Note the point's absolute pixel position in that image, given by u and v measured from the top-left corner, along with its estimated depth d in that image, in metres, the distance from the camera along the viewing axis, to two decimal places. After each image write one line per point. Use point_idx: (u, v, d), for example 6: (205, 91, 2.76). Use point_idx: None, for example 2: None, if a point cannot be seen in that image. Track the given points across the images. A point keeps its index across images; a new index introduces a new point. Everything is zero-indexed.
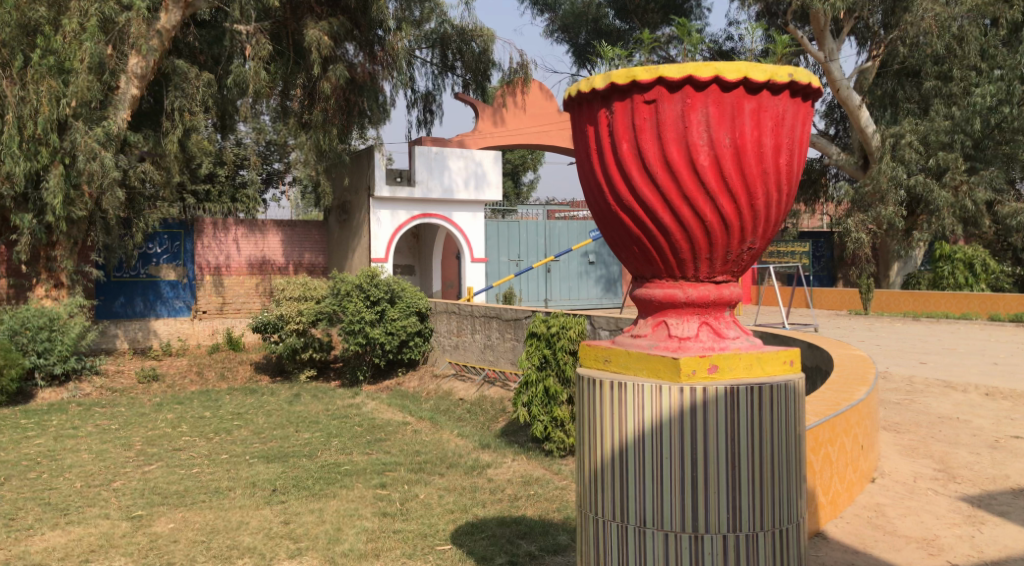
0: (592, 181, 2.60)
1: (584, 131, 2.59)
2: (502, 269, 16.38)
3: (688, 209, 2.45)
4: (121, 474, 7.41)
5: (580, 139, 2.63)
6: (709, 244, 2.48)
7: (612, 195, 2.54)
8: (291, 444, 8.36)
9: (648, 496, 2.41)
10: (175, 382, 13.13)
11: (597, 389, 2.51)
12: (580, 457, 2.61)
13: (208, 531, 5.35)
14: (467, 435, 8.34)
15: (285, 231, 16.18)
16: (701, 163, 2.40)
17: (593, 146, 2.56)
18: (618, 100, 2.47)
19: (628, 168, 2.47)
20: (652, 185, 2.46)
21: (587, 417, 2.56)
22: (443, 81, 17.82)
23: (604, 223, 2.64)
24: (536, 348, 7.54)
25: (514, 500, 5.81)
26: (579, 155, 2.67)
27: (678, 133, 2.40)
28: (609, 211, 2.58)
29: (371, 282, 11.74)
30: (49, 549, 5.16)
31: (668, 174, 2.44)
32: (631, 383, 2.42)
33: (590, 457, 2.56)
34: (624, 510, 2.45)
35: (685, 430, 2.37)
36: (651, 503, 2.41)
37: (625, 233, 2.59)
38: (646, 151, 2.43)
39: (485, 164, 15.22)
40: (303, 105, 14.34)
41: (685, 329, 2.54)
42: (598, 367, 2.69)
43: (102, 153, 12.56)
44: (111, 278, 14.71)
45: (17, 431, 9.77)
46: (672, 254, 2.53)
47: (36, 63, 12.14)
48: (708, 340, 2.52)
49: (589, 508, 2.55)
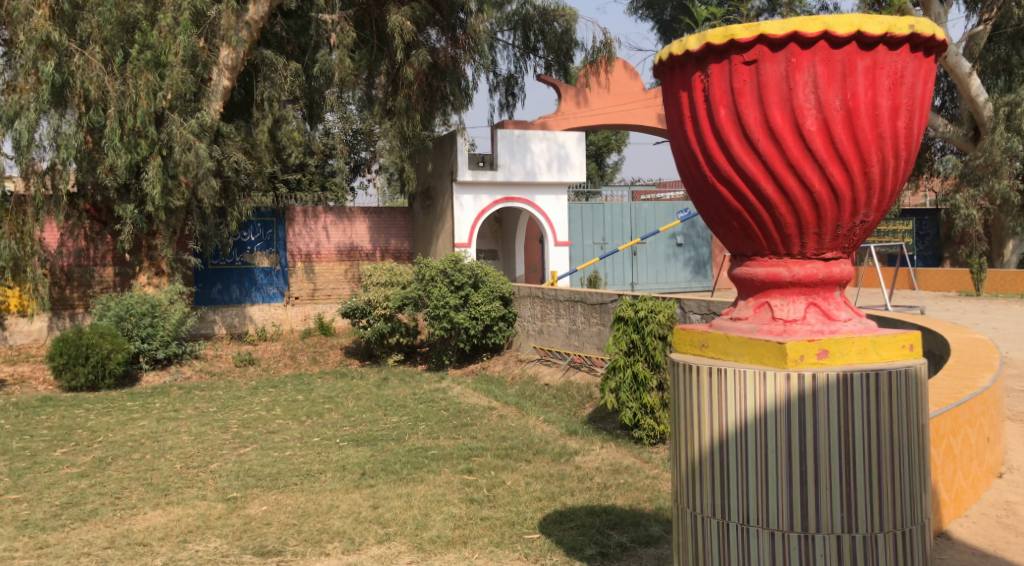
0: (687, 151, 2.45)
1: (679, 98, 2.45)
2: (587, 253, 16.20)
3: (794, 179, 2.28)
4: (218, 456, 7.60)
5: (674, 106, 2.49)
6: (817, 217, 2.31)
7: (709, 166, 2.39)
8: (380, 427, 8.44)
9: (752, 492, 2.26)
10: (270, 365, 13.47)
11: (696, 377, 2.38)
12: (678, 449, 2.48)
13: (300, 514, 5.41)
14: (555, 421, 8.25)
15: (372, 218, 16.36)
16: (808, 127, 2.22)
17: (688, 113, 2.41)
18: (716, 62, 2.31)
19: (727, 135, 2.31)
20: (753, 154, 2.29)
21: (686, 406, 2.43)
22: (526, 63, 17.72)
23: (701, 196, 2.49)
24: (624, 332, 7.36)
25: (604, 489, 5.69)
26: (673, 124, 2.52)
27: (782, 95, 2.22)
28: (706, 182, 2.43)
29: (455, 267, 11.78)
30: (149, 529, 5.29)
31: (771, 140, 2.26)
32: (732, 370, 2.28)
33: (689, 449, 2.43)
34: (725, 505, 2.32)
35: (792, 424, 2.20)
36: (755, 499, 2.26)
37: (724, 207, 2.43)
38: (746, 116, 2.26)
39: (568, 145, 15.04)
40: (387, 93, 14.50)
41: (791, 311, 2.37)
42: (695, 353, 2.55)
43: (197, 144, 12.95)
44: (208, 265, 15.18)
45: (122, 413, 10.17)
46: (776, 229, 2.36)
47: (134, 58, 12.62)
48: (816, 323, 2.34)
49: (689, 503, 2.42)
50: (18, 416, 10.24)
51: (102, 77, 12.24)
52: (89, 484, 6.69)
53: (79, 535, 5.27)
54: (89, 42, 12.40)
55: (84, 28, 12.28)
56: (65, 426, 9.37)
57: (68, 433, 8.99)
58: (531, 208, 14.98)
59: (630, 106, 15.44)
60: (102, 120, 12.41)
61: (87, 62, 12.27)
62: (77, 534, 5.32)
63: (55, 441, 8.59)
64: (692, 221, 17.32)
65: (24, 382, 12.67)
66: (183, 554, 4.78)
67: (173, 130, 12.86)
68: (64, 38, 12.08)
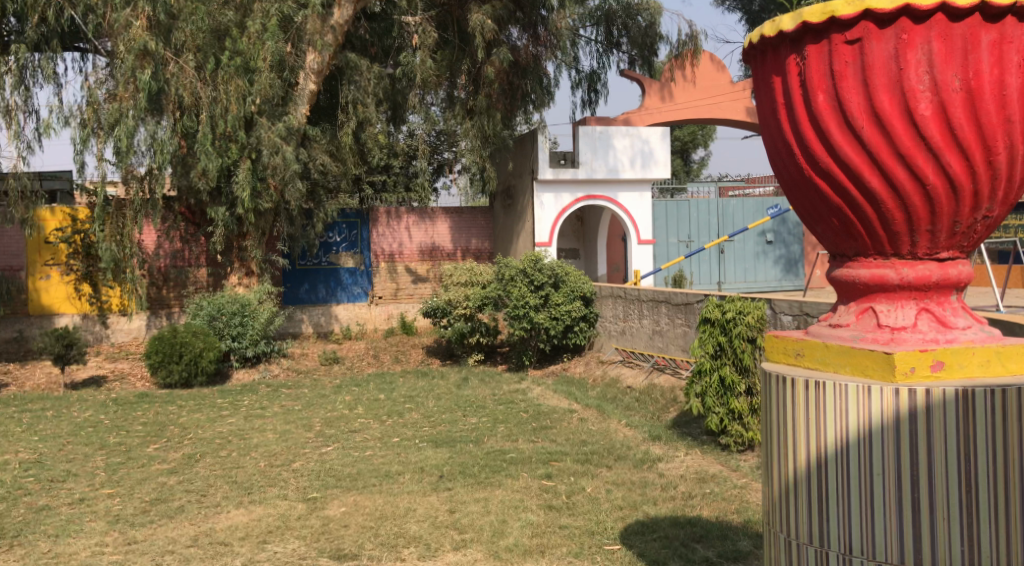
0: (782, 140, 2.27)
1: (771, 84, 2.29)
2: (671, 251, 15.85)
3: (903, 170, 2.07)
4: (301, 455, 7.67)
5: (768, 93, 2.33)
6: (930, 213, 2.09)
7: (805, 156, 2.21)
8: (459, 428, 8.39)
9: (854, 519, 2.06)
10: (354, 364, 13.64)
11: (792, 391, 2.21)
12: (773, 468, 2.31)
13: (377, 517, 5.38)
14: (637, 425, 8.03)
15: (453, 218, 16.39)
16: (921, 111, 2.01)
17: (782, 101, 2.24)
18: (815, 43, 2.14)
19: (826, 123, 2.12)
20: (856, 143, 2.09)
21: (782, 421, 2.25)
22: (609, 58, 17.53)
23: (798, 190, 2.31)
24: (710, 335, 7.13)
25: (688, 499, 5.48)
26: (765, 114, 2.36)
27: (890, 77, 2.03)
28: (803, 175, 2.25)
29: (535, 266, 11.63)
30: (232, 528, 5.35)
31: (877, 127, 2.06)
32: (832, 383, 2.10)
33: (784, 469, 2.25)
34: (824, 532, 2.13)
35: (903, 445, 2.00)
36: (858, 528, 2.06)
37: (822, 204, 2.24)
38: (847, 100, 2.08)
39: (652, 141, 14.68)
40: (468, 92, 14.49)
41: (900, 318, 2.16)
42: (791, 364, 2.38)
43: (284, 147, 13.23)
44: (296, 266, 15.52)
45: (212, 410, 10.43)
46: (882, 227, 2.15)
47: (224, 64, 12.87)
48: (929, 331, 2.13)
49: (784, 527, 2.24)
50: (116, 411, 10.62)
51: (195, 84, 12.59)
52: (177, 481, 6.84)
53: (166, 532, 5.36)
54: (183, 49, 12.76)
55: (178, 36, 12.64)
56: (159, 422, 9.65)
57: (161, 429, 9.24)
58: (613, 205, 14.74)
59: (717, 100, 15.31)
60: (194, 126, 12.77)
61: (181, 69, 12.64)
62: (163, 531, 5.41)
63: (148, 437, 8.84)
64: (782, 218, 16.74)
65: (122, 378, 13.16)
66: (263, 556, 4.79)
67: (261, 134, 13.15)
68: (160, 46, 12.45)
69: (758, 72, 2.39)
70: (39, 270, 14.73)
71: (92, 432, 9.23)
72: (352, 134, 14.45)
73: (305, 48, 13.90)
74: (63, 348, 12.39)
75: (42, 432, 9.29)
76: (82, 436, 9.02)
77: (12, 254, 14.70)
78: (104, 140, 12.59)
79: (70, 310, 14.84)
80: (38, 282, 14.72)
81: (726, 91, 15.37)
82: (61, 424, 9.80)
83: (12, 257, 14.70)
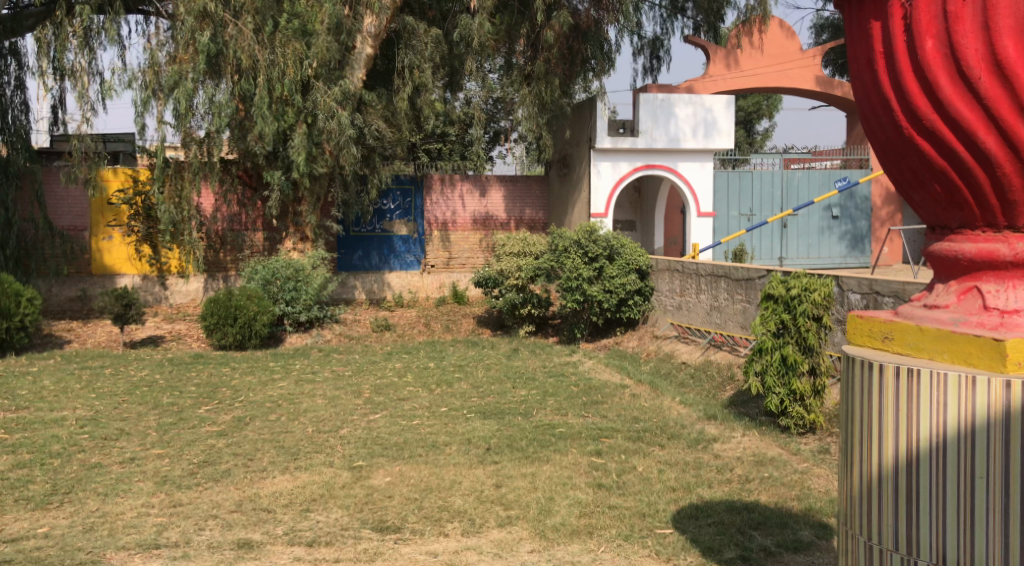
0: (881, 96, 2.20)
1: (868, 34, 2.23)
2: (731, 224, 15.40)
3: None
4: (349, 422, 7.61)
5: (863, 41, 2.26)
6: None
7: (908, 113, 2.13)
8: (508, 400, 8.25)
9: (948, 525, 1.99)
10: (405, 332, 13.60)
11: (880, 385, 2.12)
12: (853, 465, 2.23)
13: (422, 489, 5.28)
14: (692, 404, 7.79)
15: (507, 186, 16.18)
16: None
17: (883, 51, 2.18)
18: None
19: (937, 71, 2.05)
20: (971, 95, 2.02)
21: (866, 414, 2.16)
22: (673, 25, 17.08)
23: (895, 153, 2.23)
24: (773, 312, 6.80)
25: (745, 483, 5.26)
26: (859, 69, 2.29)
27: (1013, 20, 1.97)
28: (903, 134, 2.16)
29: (590, 238, 11.46)
30: (276, 494, 5.31)
31: (996, 77, 1.99)
32: (926, 379, 2.01)
33: (866, 467, 2.18)
34: (915, 537, 2.05)
35: (1011, 439, 1.91)
36: (953, 534, 1.99)
37: (926, 165, 2.16)
38: (962, 45, 2.01)
39: (716, 109, 14.20)
40: (527, 56, 14.18)
41: (1010, 300, 2.07)
42: (878, 347, 2.30)
43: (340, 112, 13.16)
44: (350, 232, 15.53)
45: (265, 373, 10.48)
46: (994, 191, 2.08)
47: (283, 27, 13.10)
48: None
49: (866, 530, 2.17)
50: (172, 371, 10.74)
51: (253, 47, 12.55)
52: (226, 443, 6.84)
53: (211, 496, 5.33)
54: (242, 11, 12.72)
55: None
56: (212, 384, 9.72)
57: (214, 391, 9.30)
58: (672, 176, 14.36)
59: (784, 67, 15.43)
60: (252, 89, 12.72)
61: (240, 32, 12.60)
62: (208, 494, 5.39)
63: (200, 398, 8.89)
64: (849, 192, 16.15)
65: (179, 339, 13.34)
66: (305, 524, 4.72)
67: (318, 99, 13.09)
68: (219, 9, 12.49)
69: (849, 26, 2.33)
70: (103, 231, 15.01)
71: (148, 391, 9.32)
72: (408, 100, 14.18)
73: (363, 11, 13.74)
74: (123, 307, 12.57)
75: (99, 390, 9.43)
76: (137, 394, 9.12)
77: (77, 214, 14.96)
78: (164, 102, 12.63)
79: (131, 271, 15.10)
80: (100, 242, 15.01)
81: (794, 58, 15.47)
82: (118, 383, 9.95)
83: (76, 216, 14.95)
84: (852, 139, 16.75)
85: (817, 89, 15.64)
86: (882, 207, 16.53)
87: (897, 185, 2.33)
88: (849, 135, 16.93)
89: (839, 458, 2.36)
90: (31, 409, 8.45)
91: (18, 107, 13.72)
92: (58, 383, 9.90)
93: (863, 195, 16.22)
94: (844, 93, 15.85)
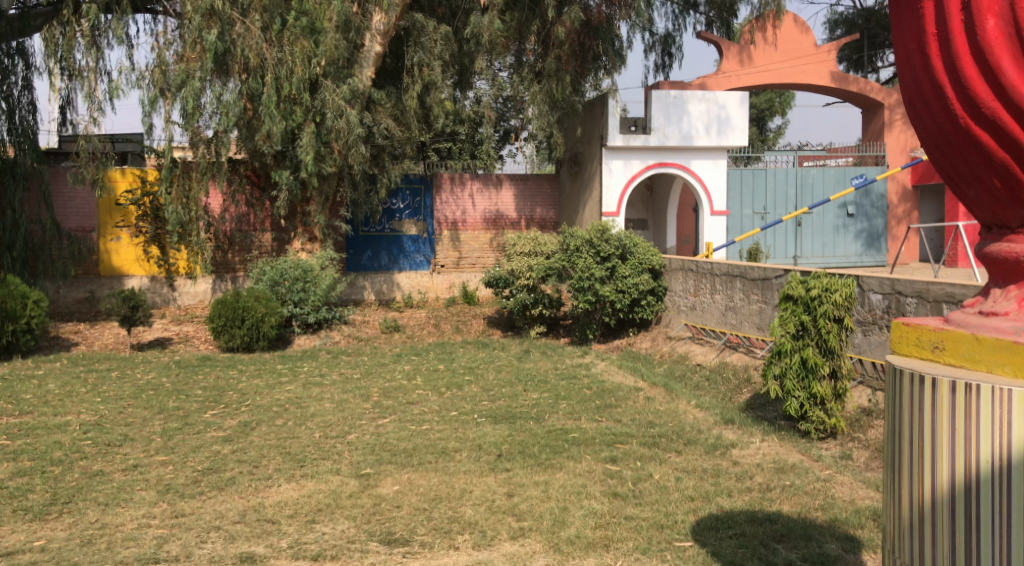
0: (936, 85, 2.47)
1: (925, 27, 2.50)
2: (745, 223, 15.16)
3: None
4: (357, 427, 7.45)
5: (914, 27, 2.55)
6: None
7: (965, 100, 2.41)
8: (519, 404, 8.08)
9: (1003, 540, 2.27)
10: (415, 333, 13.43)
11: (938, 412, 2.40)
12: (911, 482, 2.51)
13: (432, 498, 5.12)
14: (709, 407, 7.61)
15: (518, 185, 16.00)
16: None
17: (941, 41, 2.46)
18: None
19: (998, 55, 2.34)
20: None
21: (925, 437, 2.44)
22: (685, 20, 16.89)
23: (949, 139, 2.50)
24: (792, 314, 6.60)
25: (766, 491, 5.07)
26: (912, 60, 2.56)
27: None
28: (958, 121, 2.44)
29: (602, 237, 11.27)
30: (280, 504, 5.15)
31: None
32: (984, 408, 2.29)
33: (925, 484, 2.46)
34: (971, 549, 2.33)
35: None
36: (1007, 548, 2.26)
37: (980, 150, 2.43)
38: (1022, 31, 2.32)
39: (729, 106, 13.98)
40: (537, 53, 14.15)
41: None
42: (936, 360, 2.57)
43: (348, 110, 13.02)
44: (359, 232, 15.37)
45: (272, 376, 10.33)
46: None
47: (291, 25, 12.91)
48: None
49: (926, 542, 2.45)
50: (179, 374, 10.61)
51: (260, 45, 12.43)
52: (231, 450, 6.69)
53: (215, 506, 5.18)
54: (250, 9, 12.60)
55: None
56: (219, 387, 9.58)
57: (220, 395, 9.16)
58: (685, 173, 14.15)
59: (798, 63, 15.24)
60: (260, 87, 12.59)
61: (248, 30, 12.48)
62: (212, 504, 5.24)
63: (206, 402, 8.75)
64: (865, 190, 15.91)
65: (187, 341, 13.22)
66: (309, 537, 4.56)
67: (326, 97, 12.95)
68: (227, 7, 12.35)
69: (900, 22, 2.61)
70: (110, 232, 14.93)
71: (154, 395, 9.19)
72: (417, 98, 14.07)
73: (372, 8, 13.59)
74: (129, 309, 12.45)
75: (105, 394, 9.30)
76: (143, 398, 8.99)
77: (85, 215, 14.87)
78: (171, 101, 12.53)
79: (139, 272, 15.00)
80: (108, 243, 14.92)
81: (808, 54, 15.27)
82: (124, 386, 9.82)
83: (84, 217, 14.86)
84: (868, 136, 16.51)
85: (831, 85, 15.46)
86: (898, 204, 16.32)
87: (944, 170, 2.60)
88: (865, 132, 16.69)
89: (894, 473, 2.64)
90: (35, 414, 8.33)
91: (25, 107, 13.46)
92: (63, 387, 9.78)
93: (879, 193, 15.99)
94: (859, 89, 15.65)
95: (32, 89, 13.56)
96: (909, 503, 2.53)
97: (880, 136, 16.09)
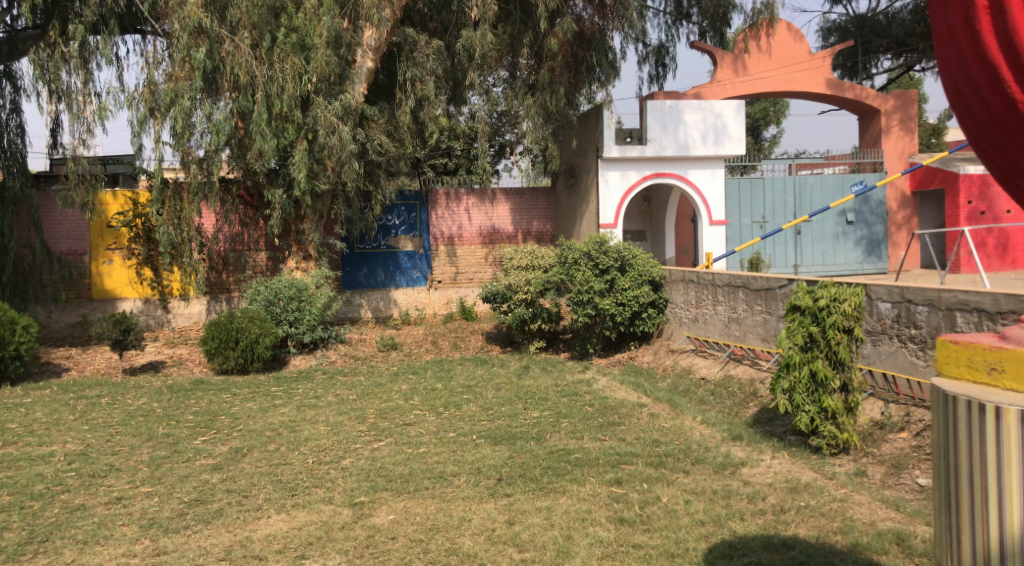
0: (990, 71, 2.72)
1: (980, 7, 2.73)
2: (744, 232, 15.02)
3: None
4: (351, 451, 7.20)
5: (961, 5, 2.78)
6: None
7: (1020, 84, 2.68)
8: (519, 424, 7.82)
9: None
10: (412, 350, 13.19)
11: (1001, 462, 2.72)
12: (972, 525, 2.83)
13: (428, 528, 4.92)
14: (716, 423, 7.36)
15: (513, 199, 15.78)
16: None
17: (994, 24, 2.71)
18: None
19: None
20: None
21: (988, 485, 2.76)
22: (678, 31, 16.85)
23: (1000, 126, 2.76)
24: (800, 325, 6.37)
25: (780, 514, 4.82)
26: (962, 41, 2.79)
27: None
28: (1013, 105, 2.70)
29: (600, 249, 11.08)
30: (269, 538, 4.98)
31: None
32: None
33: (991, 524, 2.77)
34: None
35: None
36: None
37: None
38: None
39: (726, 115, 13.80)
40: (531, 66, 13.88)
41: None
42: (983, 378, 2.91)
43: (340, 126, 12.82)
44: (354, 249, 15.13)
45: (266, 398, 10.09)
46: None
47: (281, 43, 12.68)
48: None
49: None
50: (171, 399, 10.37)
51: (250, 63, 12.27)
52: (220, 479, 6.44)
53: (199, 543, 5.00)
54: (238, 27, 12.45)
55: (234, 13, 12.33)
56: (211, 412, 9.33)
57: (212, 420, 8.91)
58: (683, 184, 13.95)
59: (793, 71, 15.05)
60: (250, 105, 12.40)
61: (237, 48, 12.33)
62: (197, 540, 5.07)
63: (197, 428, 8.50)
64: (865, 196, 15.69)
65: (181, 364, 12.98)
66: None
67: (317, 114, 12.76)
68: (215, 24, 12.20)
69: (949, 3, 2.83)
70: (102, 254, 14.70)
71: (143, 422, 8.94)
72: (410, 113, 13.89)
73: (362, 23, 13.41)
74: (121, 333, 12.21)
75: (93, 422, 9.03)
76: (132, 425, 8.74)
77: (76, 238, 14.64)
78: (161, 121, 12.28)
79: (132, 295, 14.77)
80: (100, 267, 14.69)
81: (804, 62, 15.07)
82: (113, 413, 9.57)
83: (75, 240, 14.60)
84: (865, 142, 16.31)
85: (828, 92, 15.25)
86: (898, 211, 16.06)
87: (987, 152, 2.86)
88: (862, 138, 16.46)
89: (946, 520, 2.94)
90: (21, 445, 8.08)
91: (14, 130, 13.46)
92: (51, 415, 9.54)
93: (879, 199, 15.76)
94: (855, 95, 15.48)
95: (20, 113, 13.57)
96: (972, 545, 2.82)
97: (878, 142, 15.88)
